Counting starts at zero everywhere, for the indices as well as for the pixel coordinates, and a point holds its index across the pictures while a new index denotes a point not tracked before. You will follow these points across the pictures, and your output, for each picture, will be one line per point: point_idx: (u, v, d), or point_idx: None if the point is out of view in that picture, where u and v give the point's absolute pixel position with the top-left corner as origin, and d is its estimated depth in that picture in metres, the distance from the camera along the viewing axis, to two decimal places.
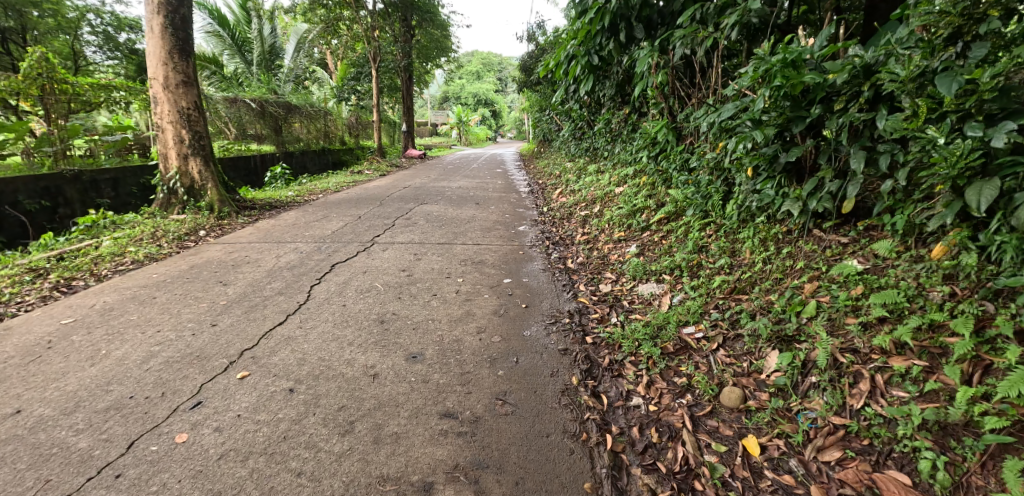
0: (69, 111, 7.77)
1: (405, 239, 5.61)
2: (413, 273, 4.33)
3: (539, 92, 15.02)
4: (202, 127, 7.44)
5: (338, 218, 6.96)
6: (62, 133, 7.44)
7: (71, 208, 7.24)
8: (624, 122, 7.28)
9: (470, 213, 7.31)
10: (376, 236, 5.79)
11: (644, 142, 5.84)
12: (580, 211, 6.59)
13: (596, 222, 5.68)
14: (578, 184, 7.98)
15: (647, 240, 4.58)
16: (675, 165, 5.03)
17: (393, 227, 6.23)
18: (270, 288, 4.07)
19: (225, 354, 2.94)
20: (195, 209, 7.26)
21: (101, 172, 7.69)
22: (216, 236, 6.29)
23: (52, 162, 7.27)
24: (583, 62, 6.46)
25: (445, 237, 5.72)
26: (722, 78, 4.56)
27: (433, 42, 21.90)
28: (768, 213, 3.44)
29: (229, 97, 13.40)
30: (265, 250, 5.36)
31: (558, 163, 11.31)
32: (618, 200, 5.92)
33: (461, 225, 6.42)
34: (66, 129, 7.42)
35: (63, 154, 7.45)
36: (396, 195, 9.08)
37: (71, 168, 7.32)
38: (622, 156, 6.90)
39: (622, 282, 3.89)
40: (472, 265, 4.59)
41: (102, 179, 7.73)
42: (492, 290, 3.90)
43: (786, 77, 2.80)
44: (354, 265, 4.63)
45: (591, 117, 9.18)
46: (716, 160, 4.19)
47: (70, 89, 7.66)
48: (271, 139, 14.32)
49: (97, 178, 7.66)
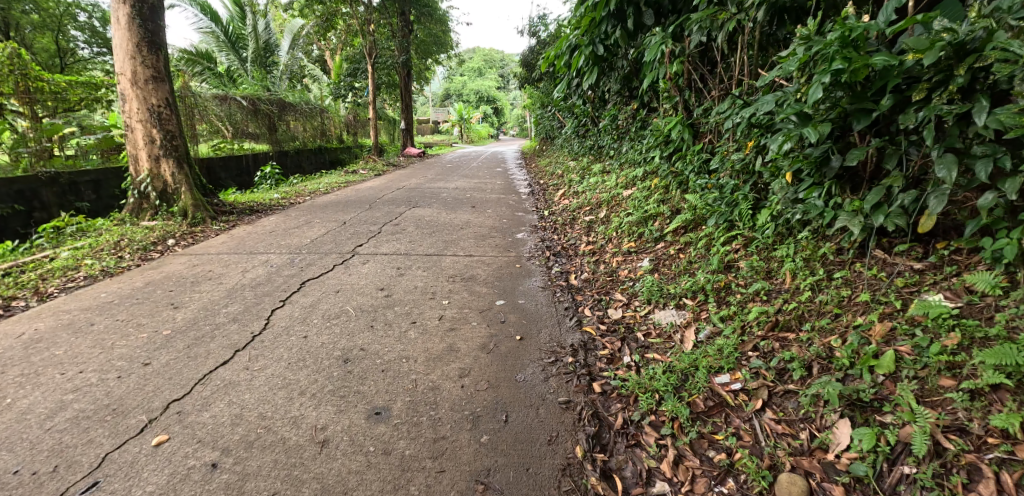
0: (50, 111, 7.26)
1: (390, 249, 5.05)
2: (392, 292, 3.77)
3: (541, 88, 14.43)
4: (175, 126, 6.87)
5: (321, 225, 6.40)
6: (40, 133, 6.77)
7: (48, 212, 6.74)
8: (632, 119, 6.68)
9: (465, 218, 6.74)
10: (359, 246, 5.22)
11: (655, 139, 5.24)
12: (584, 215, 6.01)
13: (603, 229, 5.10)
14: (581, 186, 7.39)
15: (661, 254, 4.00)
16: (692, 166, 4.44)
17: (379, 235, 5.67)
18: (224, 313, 3.51)
19: (146, 408, 2.38)
20: (168, 215, 6.69)
21: (81, 174, 7.17)
22: (186, 245, 5.73)
23: (29, 165, 6.63)
24: (587, 53, 5.84)
25: (435, 247, 5.15)
26: (746, 67, 3.97)
27: (433, 38, 21.32)
28: (812, 228, 2.87)
29: (218, 95, 11.91)
30: (232, 263, 4.79)
31: (560, 161, 10.71)
32: (626, 204, 5.34)
33: (453, 233, 5.84)
34: (47, 127, 6.84)
35: (41, 156, 6.80)
36: (387, 197, 8.49)
37: (47, 170, 6.76)
38: (630, 155, 6.30)
39: (635, 307, 3.31)
40: (461, 281, 4.01)
41: (83, 182, 7.21)
42: (481, 316, 3.32)
43: (847, 58, 2.25)
44: (327, 282, 4.06)
45: (597, 114, 8.57)
46: (743, 161, 3.60)
47: (47, 88, 7.19)
48: (266, 139, 13.65)
49: (77, 180, 7.14)
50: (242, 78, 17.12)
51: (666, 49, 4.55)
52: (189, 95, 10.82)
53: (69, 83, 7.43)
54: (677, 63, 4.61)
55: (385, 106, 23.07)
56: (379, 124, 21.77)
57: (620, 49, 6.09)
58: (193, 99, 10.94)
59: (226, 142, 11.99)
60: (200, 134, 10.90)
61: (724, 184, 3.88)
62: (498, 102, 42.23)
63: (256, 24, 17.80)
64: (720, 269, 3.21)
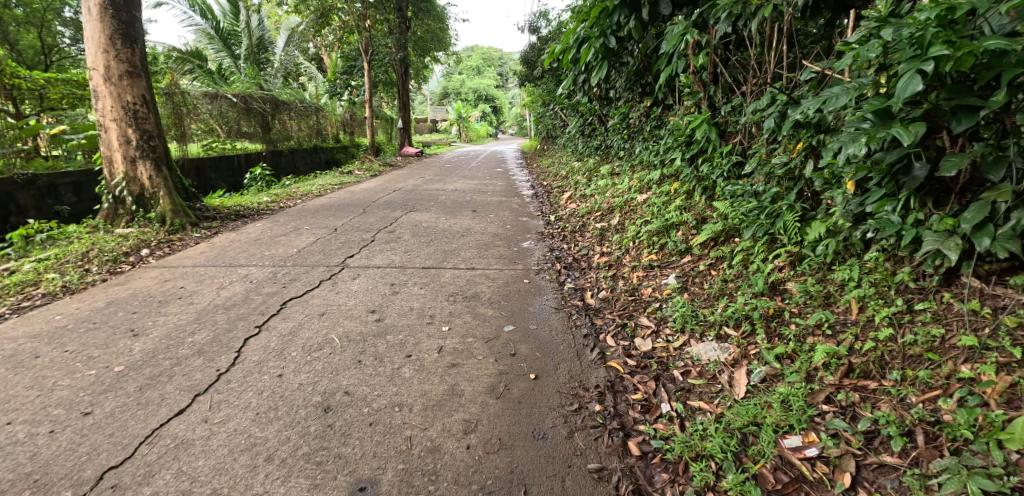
0: (24, 109, 6.70)
1: (384, 261, 4.57)
2: (384, 315, 3.29)
3: (543, 86, 13.92)
4: (152, 125, 6.39)
5: (309, 232, 5.91)
6: (17, 132, 6.29)
7: (23, 217, 6.24)
8: (646, 117, 6.19)
9: (465, 223, 6.26)
10: (349, 257, 4.74)
11: (674, 140, 4.77)
12: (594, 222, 5.53)
13: (618, 238, 4.63)
14: (589, 188, 6.91)
15: (689, 271, 3.54)
16: (721, 170, 3.97)
17: (372, 245, 5.19)
18: (189, 343, 3.04)
19: (75, 481, 1.93)
20: (145, 222, 6.20)
21: (61, 175, 6.66)
22: (161, 256, 5.24)
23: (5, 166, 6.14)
24: (597, 47, 5.35)
25: (433, 258, 4.68)
26: (785, 59, 3.49)
27: (431, 34, 20.74)
28: (882, 247, 2.43)
29: (208, 92, 11.35)
30: (207, 278, 4.31)
31: (564, 162, 10.23)
32: (643, 210, 4.88)
33: (453, 241, 5.35)
34: (26, 127, 6.39)
35: (18, 157, 6.31)
36: (382, 200, 7.99)
37: (23, 172, 6.29)
38: (645, 156, 5.82)
39: (666, 335, 2.85)
40: (463, 301, 3.53)
41: (62, 183, 6.70)
42: (488, 346, 2.86)
43: (953, 43, 1.80)
44: (311, 303, 3.59)
45: (605, 112, 8.08)
46: (786, 166, 3.13)
47: (23, 84, 6.62)
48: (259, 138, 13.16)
49: (56, 182, 6.62)
50: (235, 75, 16.53)
51: (688, 40, 4.06)
52: (178, 92, 10.31)
53: (47, 80, 6.88)
54: (701, 56, 4.12)
55: (383, 104, 22.52)
56: (376, 123, 21.22)
57: (633, 41, 5.60)
58: (182, 96, 10.41)
59: (217, 141, 11.48)
60: (188, 133, 10.38)
61: (762, 190, 3.41)
62: (497, 100, 41.68)
63: (249, 20, 17.19)
64: (766, 293, 2.75)
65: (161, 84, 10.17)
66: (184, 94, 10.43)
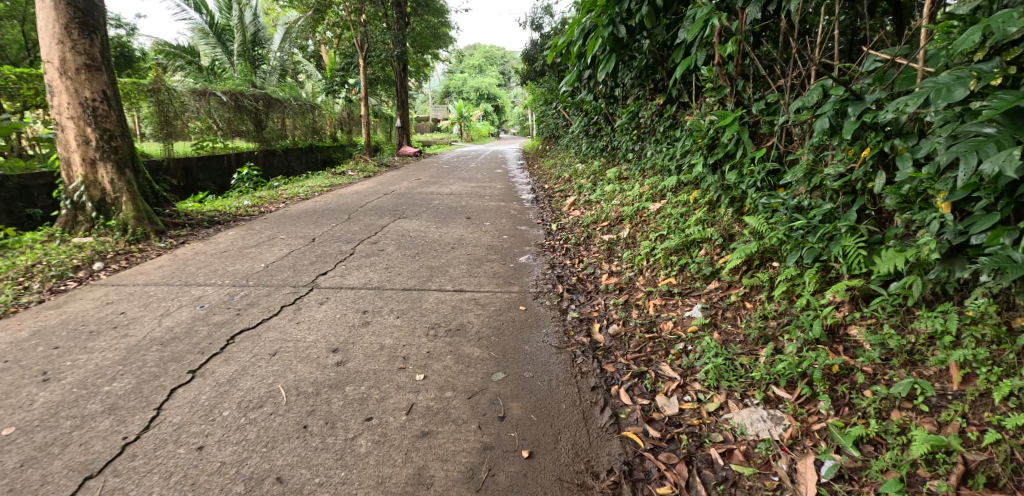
0: None
1: (360, 280, 3.99)
2: (347, 357, 2.70)
3: (545, 84, 13.31)
4: (115, 123, 5.81)
5: (284, 242, 5.32)
6: None
7: None
8: (659, 116, 5.58)
9: (458, 233, 5.67)
10: (321, 274, 4.16)
11: (693, 142, 4.17)
12: (601, 234, 4.93)
13: (629, 255, 4.04)
14: (594, 194, 6.32)
15: (719, 303, 2.94)
16: (753, 179, 3.38)
17: (351, 259, 4.60)
18: (102, 395, 2.47)
19: None
20: (106, 230, 5.63)
21: (35, 177, 6.05)
22: (114, 271, 4.66)
23: None
24: (605, 36, 4.74)
25: (417, 276, 4.09)
26: (834, 48, 2.88)
27: (430, 31, 20.13)
28: (992, 291, 1.91)
29: (195, 89, 10.76)
30: (154, 301, 3.73)
31: (568, 163, 9.62)
32: (657, 222, 4.28)
33: (442, 254, 4.74)
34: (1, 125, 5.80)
35: None
36: (370, 205, 7.39)
37: None
38: (659, 159, 5.21)
39: (697, 392, 2.27)
40: (446, 338, 2.94)
41: (36, 185, 6.09)
42: (469, 405, 2.27)
43: None
44: (264, 337, 3.00)
45: (612, 110, 7.47)
46: (843, 178, 2.54)
47: None
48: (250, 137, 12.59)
49: (29, 184, 6.02)
50: (227, 72, 15.92)
51: (713, 27, 3.47)
52: (163, 89, 9.74)
53: (19, 75, 6.31)
54: (727, 46, 3.51)
55: (382, 103, 21.94)
56: (374, 121, 20.65)
57: (645, 32, 4.99)
58: (168, 93, 9.84)
59: (206, 140, 10.90)
60: (173, 131, 9.80)
61: (808, 205, 2.82)
62: (499, 100, 41.13)
63: (242, 15, 16.51)
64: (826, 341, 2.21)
65: (145, 79, 9.58)
66: (171, 91, 9.86)
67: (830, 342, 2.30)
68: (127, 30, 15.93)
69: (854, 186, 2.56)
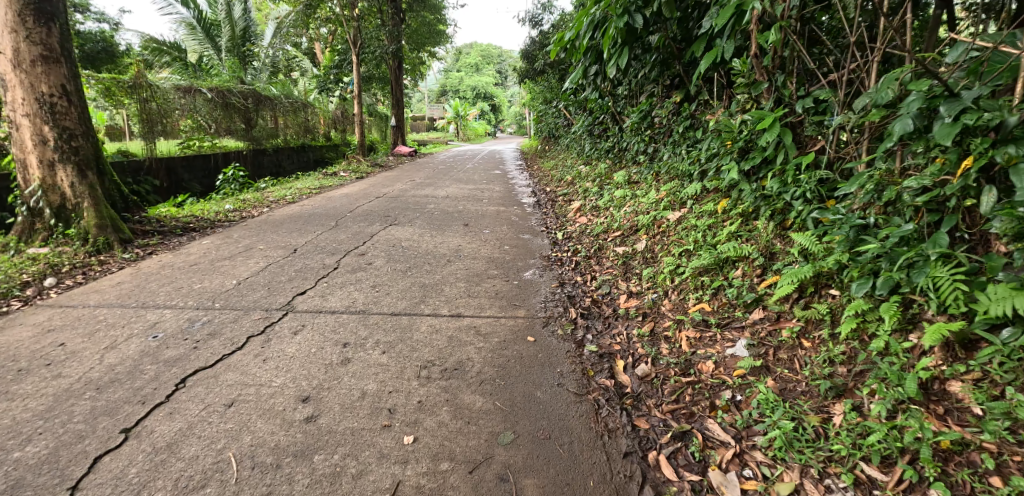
0: None
1: (343, 302, 3.48)
2: (318, 410, 2.22)
3: (545, 82, 12.81)
4: (76, 121, 5.28)
5: (262, 253, 4.81)
6: None
7: None
8: (675, 116, 5.09)
9: (455, 242, 5.16)
10: (299, 294, 3.65)
11: (720, 144, 3.69)
12: (613, 245, 4.44)
13: (649, 273, 3.55)
14: (602, 199, 5.83)
15: (768, 340, 2.45)
16: (800, 189, 2.91)
17: (334, 274, 4.09)
18: (8, 466, 1.99)
19: None
20: (65, 240, 5.09)
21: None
22: (68, 289, 4.16)
23: None
24: (619, 27, 4.24)
25: (408, 297, 3.58)
26: (908, 35, 2.40)
27: (426, 27, 19.56)
28: None
29: (181, 85, 10.24)
30: (101, 330, 3.23)
31: (571, 164, 9.12)
32: (679, 235, 3.79)
33: (436, 267, 4.23)
34: None
35: None
36: (360, 209, 6.87)
37: None
38: (678, 162, 4.72)
39: (762, 466, 1.80)
40: (440, 382, 2.45)
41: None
42: (471, 484, 1.79)
43: None
44: (220, 381, 2.54)
45: (620, 109, 6.96)
46: (933, 193, 2.06)
47: None
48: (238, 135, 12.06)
49: None
50: (216, 68, 15.33)
51: (752, 12, 2.98)
52: (146, 85, 9.19)
53: None
54: (767, 35, 3.02)
55: (377, 100, 21.36)
56: (369, 119, 20.12)
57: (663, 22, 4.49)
58: (150, 89, 9.29)
59: (194, 138, 10.44)
60: (157, 130, 9.28)
61: (879, 222, 2.33)
62: (497, 98, 40.58)
63: (231, 10, 15.92)
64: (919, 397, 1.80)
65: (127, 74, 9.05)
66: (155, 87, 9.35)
67: (925, 401, 1.83)
68: (111, 24, 15.30)
69: (943, 202, 2.09)
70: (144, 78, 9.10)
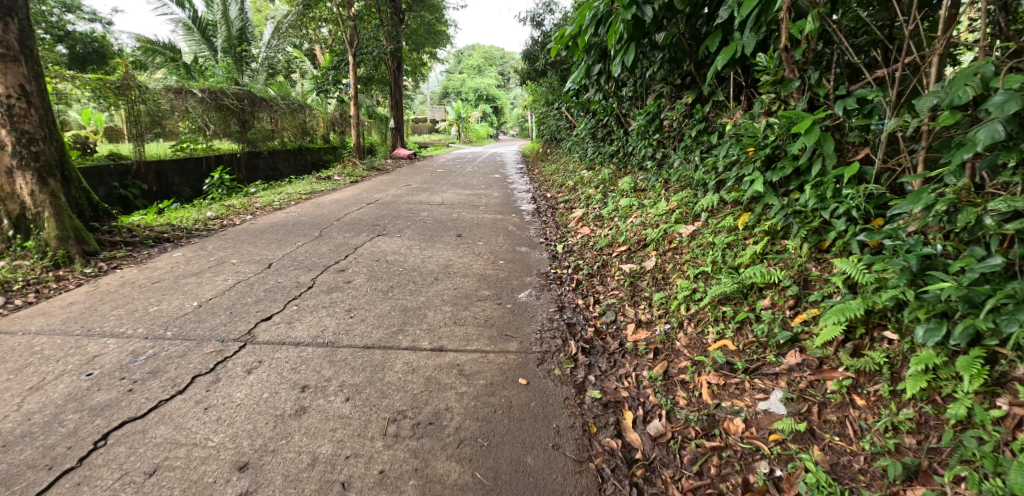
0: None
1: (311, 330, 3.06)
2: (255, 485, 1.81)
3: (546, 84, 12.38)
4: (36, 124, 4.87)
5: (234, 269, 4.39)
6: None
7: None
8: (687, 118, 4.65)
9: (445, 255, 4.74)
10: (263, 320, 3.23)
11: (741, 151, 3.26)
12: (619, 261, 4.00)
13: (659, 297, 3.11)
14: (606, 208, 5.40)
15: (810, 394, 2.04)
16: (840, 206, 2.49)
17: (307, 294, 3.67)
18: None
19: None
20: (23, 254, 4.66)
21: None
22: (13, 310, 3.75)
23: None
24: (627, 19, 3.79)
25: (386, 323, 3.15)
26: (983, 22, 1.97)
27: (426, 27, 19.05)
28: None
29: (171, 86, 9.82)
30: (31, 364, 2.82)
31: (572, 169, 8.70)
32: (694, 253, 3.35)
33: (421, 287, 3.79)
34: None
35: None
36: (348, 218, 6.43)
37: None
38: (689, 169, 4.28)
39: None
40: (410, 443, 2.02)
41: None
42: None
43: None
44: (147, 438, 2.12)
45: (625, 110, 6.52)
46: None
47: None
48: (236, 138, 11.54)
49: None
50: (210, 69, 14.93)
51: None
52: (135, 86, 8.71)
53: None
54: (801, 24, 2.58)
55: (377, 101, 20.95)
56: (368, 121, 19.75)
57: (674, 14, 4.04)
58: (139, 90, 8.84)
59: (187, 141, 9.99)
60: (146, 131, 8.87)
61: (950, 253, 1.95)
62: (499, 100, 40.16)
63: (226, 10, 15.54)
64: None
65: (115, 75, 8.58)
66: (144, 88, 8.92)
67: None
68: (103, 24, 14.90)
69: None
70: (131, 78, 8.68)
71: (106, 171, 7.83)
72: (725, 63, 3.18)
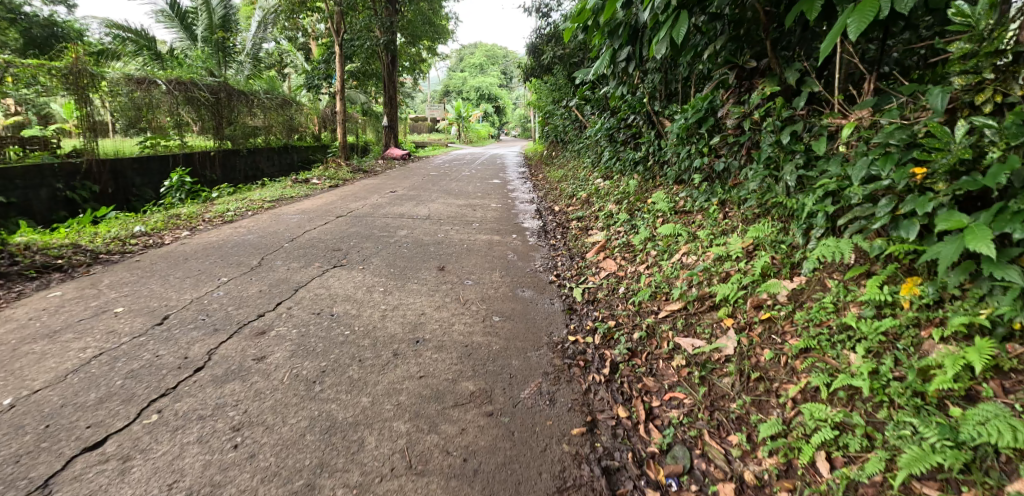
0: None
1: (154, 487, 1.72)
2: None
3: (553, 81, 10.94)
4: None
5: (109, 324, 3.02)
6: None
7: None
8: (761, 118, 3.30)
9: (416, 303, 3.35)
10: (80, 454, 1.89)
11: (901, 175, 1.97)
12: (672, 331, 2.64)
13: (767, 430, 1.80)
14: (639, 234, 4.05)
15: None
16: None
17: (183, 387, 2.29)
18: None
19: None
20: None
21: None
22: None
23: None
24: None
25: (288, 467, 1.80)
26: None
27: (421, 18, 16.92)
28: None
29: (133, 75, 8.27)
30: None
31: (586, 177, 7.30)
32: (815, 343, 2.04)
33: (369, 372, 2.42)
34: None
35: None
36: (304, 239, 5.04)
37: None
38: (772, 192, 2.93)
39: None
40: None
41: None
42: None
43: None
44: None
45: (658, 107, 5.13)
46: None
47: None
48: (212, 135, 9.95)
49: None
50: (185, 58, 13.52)
51: None
52: (88, 74, 6.91)
53: None
54: None
55: (371, 97, 19.55)
56: (361, 118, 18.31)
57: None
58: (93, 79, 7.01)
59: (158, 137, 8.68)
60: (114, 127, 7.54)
61: None
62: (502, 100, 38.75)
63: None
64: None
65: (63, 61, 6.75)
66: (100, 76, 7.17)
67: None
68: (66, 8, 13.50)
69: None
70: (84, 64, 6.91)
71: (48, 171, 6.36)
72: (860, 28, 1.88)
